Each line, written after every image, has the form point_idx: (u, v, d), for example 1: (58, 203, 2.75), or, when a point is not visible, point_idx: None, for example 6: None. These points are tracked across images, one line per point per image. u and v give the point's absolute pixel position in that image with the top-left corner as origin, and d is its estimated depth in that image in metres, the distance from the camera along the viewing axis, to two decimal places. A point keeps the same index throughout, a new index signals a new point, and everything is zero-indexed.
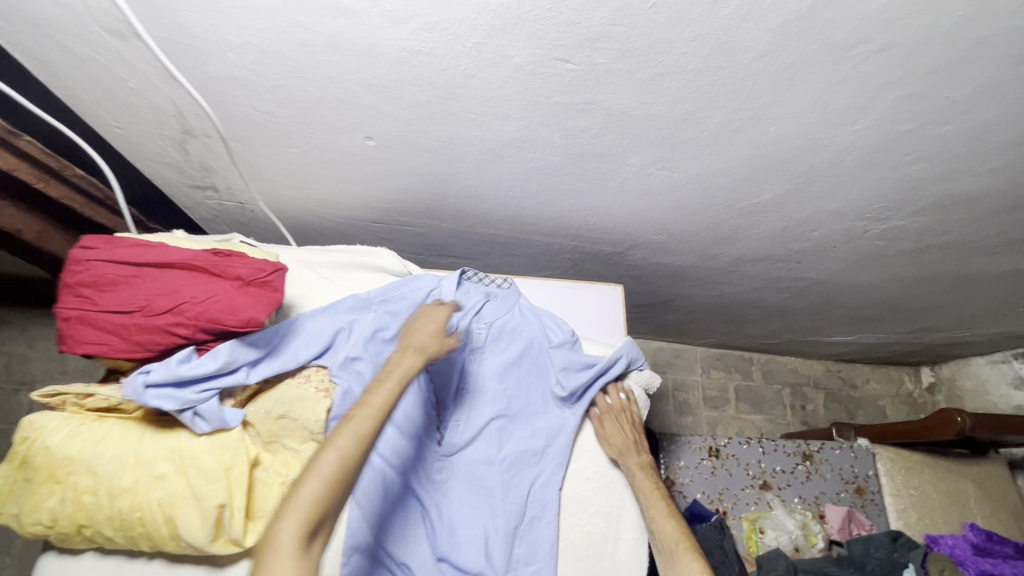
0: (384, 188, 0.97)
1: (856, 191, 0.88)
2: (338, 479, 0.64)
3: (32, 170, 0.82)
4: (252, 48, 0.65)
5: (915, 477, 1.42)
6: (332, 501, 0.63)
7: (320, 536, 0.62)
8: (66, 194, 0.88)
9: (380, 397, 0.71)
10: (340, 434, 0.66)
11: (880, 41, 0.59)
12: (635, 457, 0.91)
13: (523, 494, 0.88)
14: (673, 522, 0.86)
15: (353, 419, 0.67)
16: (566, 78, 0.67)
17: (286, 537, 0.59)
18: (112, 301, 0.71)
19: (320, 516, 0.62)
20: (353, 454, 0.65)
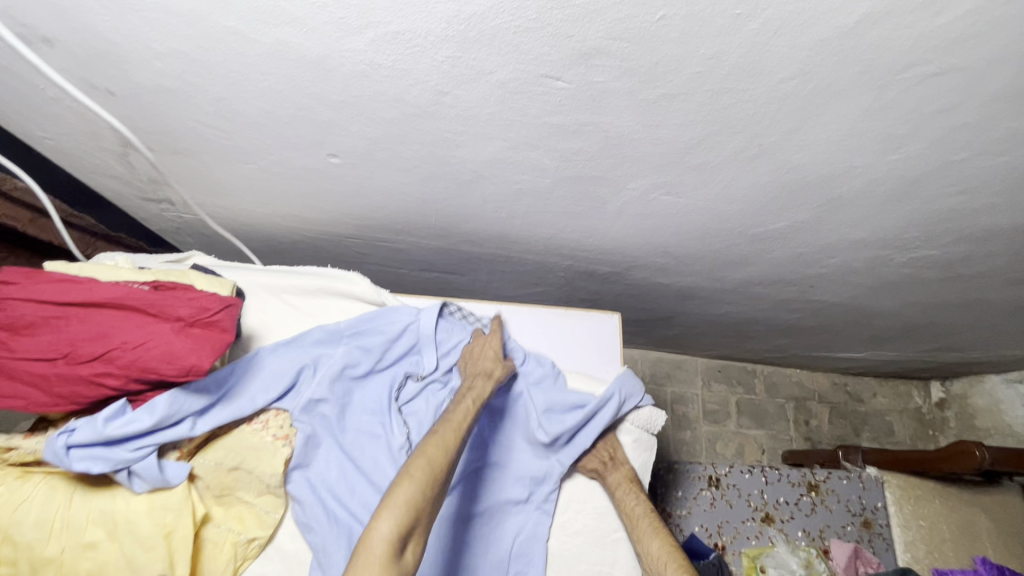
0: (356, 205, 0.87)
1: (885, 220, 0.78)
2: (428, 476, 0.61)
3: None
4: (184, 56, 0.55)
5: (925, 508, 1.34)
6: (426, 505, 0.60)
7: (413, 541, 0.57)
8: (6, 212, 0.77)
9: (461, 415, 0.71)
10: (429, 444, 0.65)
11: (937, 65, 0.49)
12: (617, 474, 0.83)
13: (506, 549, 0.81)
14: (662, 540, 0.76)
15: (438, 432, 0.67)
16: (557, 97, 0.56)
17: (378, 540, 0.55)
18: (29, 347, 0.61)
19: (415, 518, 0.58)
20: (442, 460, 0.64)
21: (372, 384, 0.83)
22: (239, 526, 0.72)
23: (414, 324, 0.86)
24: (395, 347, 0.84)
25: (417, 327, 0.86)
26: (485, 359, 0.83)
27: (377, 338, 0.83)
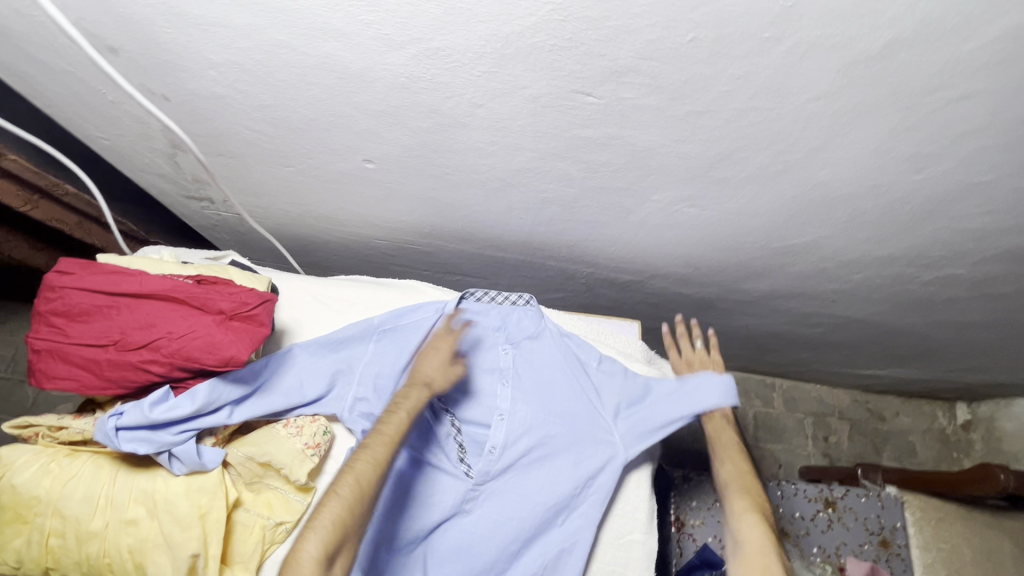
0: (388, 209, 0.90)
1: (910, 238, 0.78)
2: (355, 497, 0.65)
3: (18, 192, 0.81)
4: (237, 66, 0.59)
5: (946, 530, 1.32)
6: (354, 520, 0.65)
7: (339, 557, 0.63)
8: (56, 215, 0.88)
9: (393, 425, 0.74)
10: (359, 459, 0.69)
11: (965, 88, 0.49)
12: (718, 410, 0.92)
13: (557, 527, 0.83)
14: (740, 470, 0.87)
15: (368, 447, 0.70)
16: (587, 112, 0.58)
17: (307, 562, 0.60)
18: (84, 333, 0.66)
19: (341, 537, 0.63)
20: (370, 476, 0.68)
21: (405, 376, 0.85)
22: (268, 511, 0.75)
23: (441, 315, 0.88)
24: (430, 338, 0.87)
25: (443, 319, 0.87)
26: (428, 364, 0.83)
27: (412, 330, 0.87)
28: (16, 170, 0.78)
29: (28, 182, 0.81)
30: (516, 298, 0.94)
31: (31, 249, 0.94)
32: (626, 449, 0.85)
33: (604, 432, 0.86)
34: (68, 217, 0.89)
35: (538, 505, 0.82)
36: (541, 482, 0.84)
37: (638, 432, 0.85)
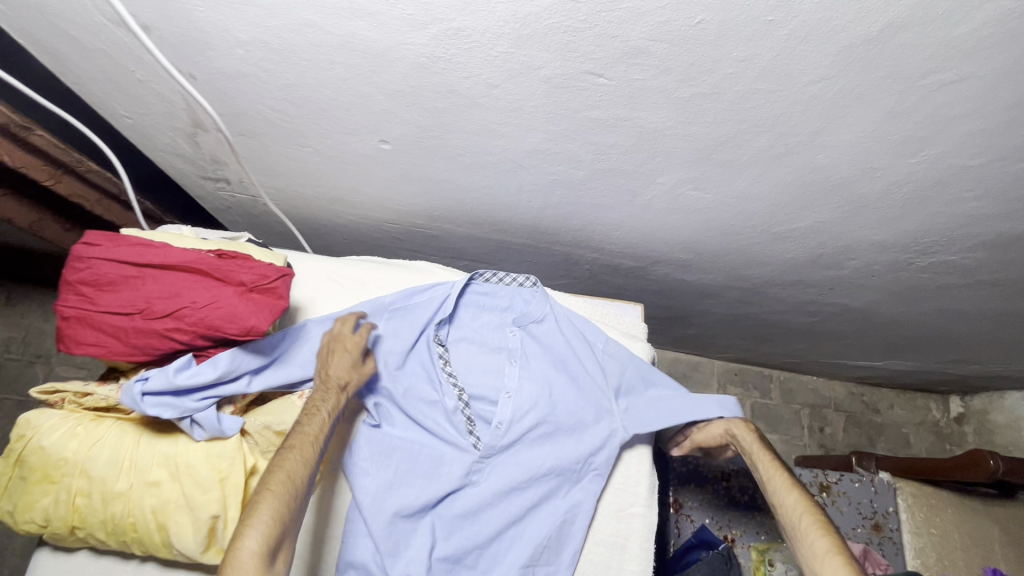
0: (399, 191, 0.93)
1: (905, 223, 0.81)
2: (290, 490, 0.63)
3: (44, 168, 0.84)
4: (263, 45, 0.62)
5: (937, 516, 1.35)
6: (291, 515, 0.63)
7: (280, 551, 0.61)
8: (77, 190, 0.91)
9: (318, 424, 0.70)
10: (287, 458, 0.65)
11: (957, 72, 0.52)
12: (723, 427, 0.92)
13: (556, 497, 0.86)
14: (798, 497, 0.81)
15: (295, 447, 0.67)
16: (598, 93, 0.61)
17: (247, 557, 0.58)
18: (111, 302, 0.69)
19: (281, 529, 0.61)
20: (302, 472, 0.65)
21: (416, 351, 0.90)
22: None
23: (451, 294, 0.91)
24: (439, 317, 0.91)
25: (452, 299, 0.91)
26: (343, 361, 0.78)
27: (423, 307, 0.90)
28: (46, 149, 0.81)
29: (55, 160, 0.84)
30: (520, 279, 0.96)
31: (61, 230, 1.02)
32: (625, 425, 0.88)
33: (606, 410, 0.89)
34: (89, 194, 0.93)
35: (539, 476, 0.86)
36: (544, 455, 0.86)
37: (639, 412, 0.89)
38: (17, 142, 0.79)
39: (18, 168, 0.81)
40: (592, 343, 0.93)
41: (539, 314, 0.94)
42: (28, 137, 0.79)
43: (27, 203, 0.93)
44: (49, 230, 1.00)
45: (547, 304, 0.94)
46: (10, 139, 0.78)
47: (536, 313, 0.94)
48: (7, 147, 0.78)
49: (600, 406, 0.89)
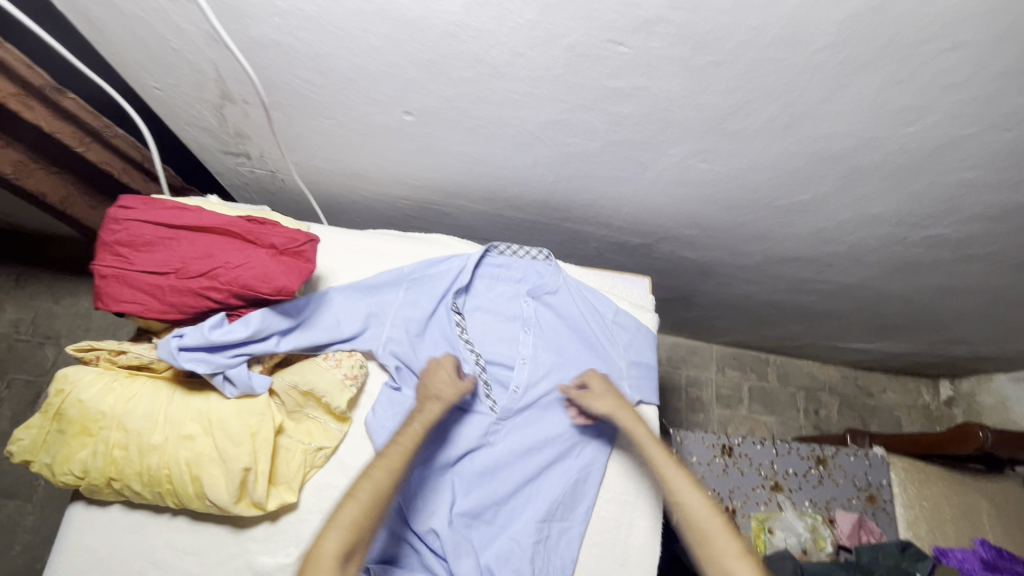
0: (417, 165, 0.96)
1: (901, 195, 0.86)
2: (372, 501, 0.69)
3: (75, 133, 0.89)
4: (300, 13, 0.65)
5: (928, 490, 1.40)
6: (369, 522, 0.68)
7: (356, 554, 0.66)
8: (104, 158, 0.97)
9: (409, 436, 0.77)
10: (376, 467, 0.72)
11: (952, 40, 0.57)
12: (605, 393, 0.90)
13: (570, 457, 0.89)
14: (702, 498, 0.78)
15: (384, 457, 0.74)
16: (618, 61, 0.65)
17: (325, 558, 0.63)
18: (148, 262, 0.72)
19: (358, 537, 0.66)
20: (386, 483, 0.71)
21: (437, 320, 0.93)
22: (308, 438, 0.81)
23: (468, 265, 0.95)
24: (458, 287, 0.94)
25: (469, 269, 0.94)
26: (444, 378, 0.86)
27: (442, 277, 0.94)
28: (75, 112, 0.87)
29: (83, 124, 0.89)
30: (534, 253, 1.00)
31: (87, 206, 1.09)
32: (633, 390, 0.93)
33: (616, 375, 0.94)
34: (115, 162, 0.99)
35: (555, 437, 0.90)
36: (557, 419, 0.91)
37: (644, 380, 0.95)
38: (49, 106, 0.84)
39: (49, 132, 0.86)
40: (603, 313, 0.97)
41: (553, 285, 0.97)
42: (60, 99, 0.84)
43: (59, 176, 1.00)
44: (78, 206, 1.07)
45: (560, 274, 0.97)
46: (43, 104, 0.83)
47: (550, 284, 0.97)
48: (40, 111, 0.83)
49: (611, 371, 0.94)
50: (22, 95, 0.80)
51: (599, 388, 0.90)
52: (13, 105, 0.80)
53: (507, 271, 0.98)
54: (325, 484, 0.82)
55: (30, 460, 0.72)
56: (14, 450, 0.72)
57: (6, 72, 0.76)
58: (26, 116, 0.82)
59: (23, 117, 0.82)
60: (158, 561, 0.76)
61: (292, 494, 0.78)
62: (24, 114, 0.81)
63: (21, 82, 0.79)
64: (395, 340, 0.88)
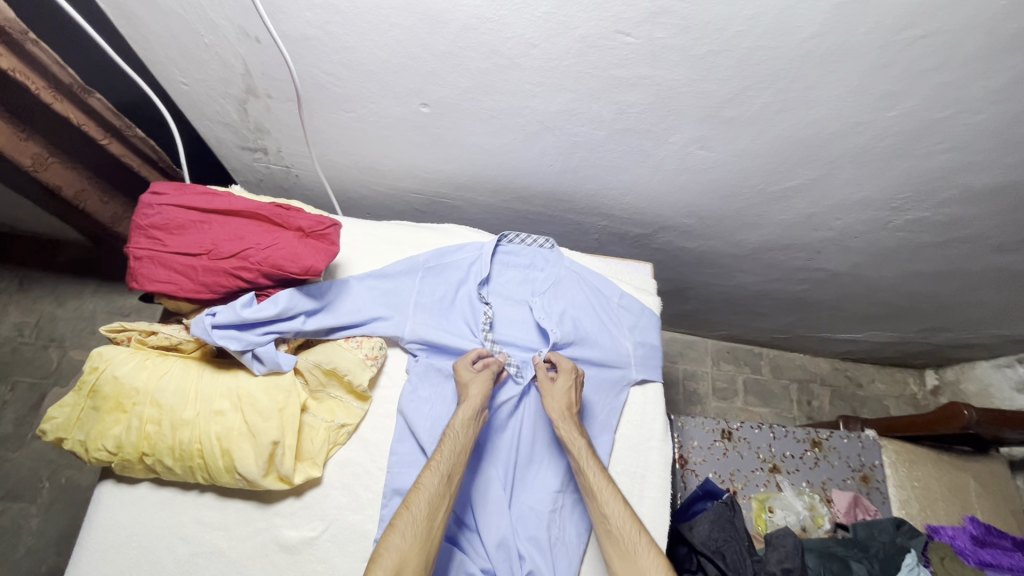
0: (429, 157, 1.00)
1: (884, 179, 0.92)
2: (412, 533, 0.71)
3: (99, 128, 0.94)
4: (331, 8, 0.70)
5: (919, 471, 1.46)
6: (414, 557, 0.70)
7: None
8: (125, 152, 1.01)
9: (446, 458, 0.78)
10: (413, 500, 0.74)
11: (925, 27, 0.63)
12: (567, 380, 0.90)
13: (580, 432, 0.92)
14: (625, 508, 0.79)
15: (421, 487, 0.75)
16: (625, 51, 0.71)
17: None
18: (180, 244, 0.75)
19: (400, 570, 0.68)
20: (426, 514, 0.73)
21: (457, 305, 0.97)
22: (331, 416, 0.84)
23: (483, 253, 1.00)
24: (474, 274, 0.99)
25: (485, 257, 0.99)
26: (483, 382, 0.87)
27: (458, 265, 0.99)
28: (102, 110, 0.90)
29: (107, 120, 0.93)
30: (540, 241, 1.05)
31: (100, 201, 1.11)
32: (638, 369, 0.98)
33: (624, 355, 0.99)
34: (134, 157, 1.03)
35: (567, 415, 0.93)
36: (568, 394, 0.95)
37: (648, 359, 1.00)
38: (77, 102, 0.87)
39: (76, 125, 0.90)
40: (609, 296, 1.03)
41: (559, 272, 1.03)
42: (87, 98, 0.87)
43: (75, 171, 1.03)
44: (90, 201, 1.09)
45: (565, 261, 1.03)
46: (72, 99, 0.87)
47: (557, 271, 1.03)
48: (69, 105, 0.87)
49: (619, 351, 0.99)
50: (53, 90, 0.84)
51: (564, 385, 0.90)
52: (44, 98, 0.83)
53: (519, 259, 1.03)
54: (347, 459, 0.84)
55: (64, 438, 0.74)
56: (48, 429, 0.74)
57: (40, 69, 0.80)
58: (56, 108, 0.85)
59: (53, 109, 0.85)
60: (187, 536, 0.78)
61: (317, 469, 0.80)
62: (55, 107, 0.85)
63: (53, 80, 0.82)
64: (418, 321, 0.92)
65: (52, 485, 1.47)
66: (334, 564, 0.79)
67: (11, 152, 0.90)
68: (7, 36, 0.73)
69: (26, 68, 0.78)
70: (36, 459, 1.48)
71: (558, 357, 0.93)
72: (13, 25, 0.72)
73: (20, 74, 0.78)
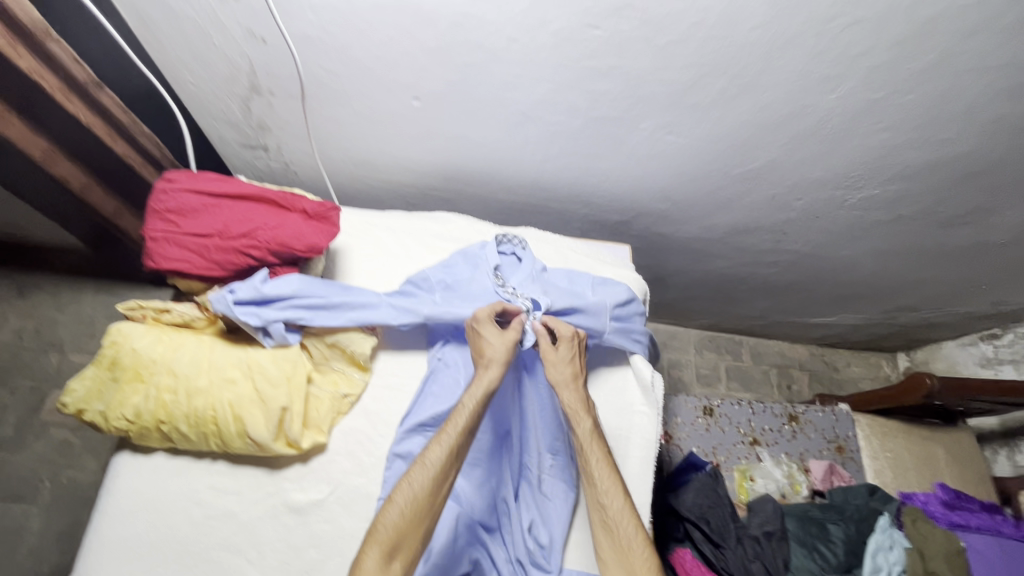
0: (419, 150, 1.08)
1: (835, 159, 1.02)
2: (409, 507, 0.74)
3: (107, 130, 0.98)
4: (330, 8, 0.78)
5: (890, 441, 1.54)
6: (408, 530, 0.73)
7: (401, 553, 0.72)
8: (130, 155, 1.05)
9: (454, 430, 0.80)
10: (414, 476, 0.76)
11: (852, 16, 0.73)
12: (570, 347, 0.93)
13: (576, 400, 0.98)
14: (623, 499, 0.83)
15: (421, 465, 0.77)
16: (595, 43, 0.80)
17: (369, 564, 0.69)
18: (194, 225, 0.82)
19: (394, 540, 0.72)
20: (424, 489, 0.76)
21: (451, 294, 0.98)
22: (335, 387, 0.90)
23: (480, 259, 1.03)
24: (484, 273, 1.01)
25: (484, 260, 1.03)
26: (499, 348, 0.87)
27: (463, 269, 1.02)
28: (110, 108, 0.95)
29: (116, 120, 0.98)
30: (515, 242, 1.08)
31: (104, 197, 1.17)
32: (617, 337, 1.01)
33: (600, 330, 1.00)
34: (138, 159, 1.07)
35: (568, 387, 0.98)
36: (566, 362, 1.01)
37: (627, 330, 1.03)
38: (88, 100, 0.92)
39: (86, 125, 0.94)
40: (583, 292, 1.04)
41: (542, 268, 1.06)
42: (99, 95, 0.92)
43: (82, 166, 1.06)
44: (95, 194, 1.12)
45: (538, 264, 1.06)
46: (83, 99, 0.91)
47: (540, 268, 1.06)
48: (80, 105, 0.92)
49: (595, 326, 1.00)
50: (66, 89, 0.88)
51: (566, 352, 0.92)
52: (57, 98, 0.87)
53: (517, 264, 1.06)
54: (350, 427, 0.90)
55: (83, 409, 0.79)
56: (68, 401, 0.79)
57: (56, 69, 0.85)
58: (69, 109, 0.90)
59: (65, 109, 0.89)
60: (201, 501, 0.83)
61: (323, 435, 0.86)
62: (67, 107, 0.89)
63: (67, 79, 0.87)
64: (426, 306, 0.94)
65: (55, 484, 1.47)
66: (342, 523, 0.84)
67: (23, 145, 0.93)
68: (29, 34, 0.78)
69: (42, 69, 0.83)
70: (36, 461, 1.48)
71: (558, 323, 0.94)
72: (36, 23, 0.78)
73: (36, 75, 0.82)
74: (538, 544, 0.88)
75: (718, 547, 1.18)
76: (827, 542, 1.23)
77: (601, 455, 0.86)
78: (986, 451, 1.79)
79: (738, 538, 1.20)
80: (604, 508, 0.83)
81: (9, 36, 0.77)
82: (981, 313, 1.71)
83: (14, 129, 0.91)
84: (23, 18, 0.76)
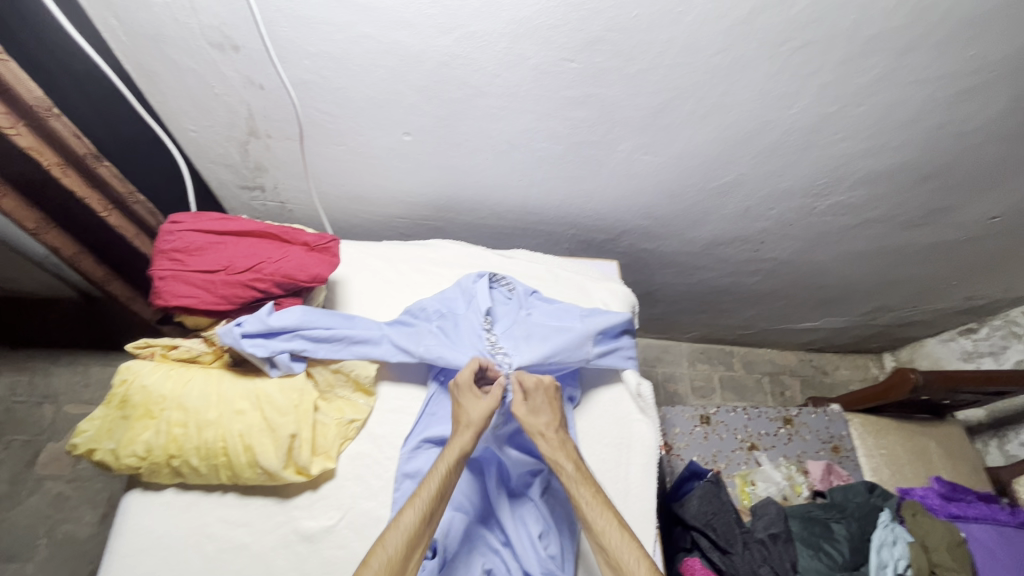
0: (410, 181, 1.13)
1: (801, 168, 1.09)
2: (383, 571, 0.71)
3: (100, 200, 1.05)
4: (326, 55, 0.84)
5: (883, 438, 1.57)
6: None
7: None
8: (122, 223, 1.12)
9: (428, 487, 0.78)
10: (388, 535, 0.73)
11: (800, 40, 0.81)
12: (543, 395, 0.92)
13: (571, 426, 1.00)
14: (620, 531, 0.80)
15: (398, 523, 0.75)
16: (570, 75, 0.87)
17: None
18: (200, 263, 0.86)
19: None
20: (399, 548, 0.73)
21: (442, 329, 1.00)
22: (340, 414, 0.92)
23: (474, 295, 1.06)
24: (477, 310, 1.04)
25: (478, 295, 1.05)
26: (478, 409, 0.88)
27: (460, 304, 1.05)
28: (106, 179, 1.03)
29: (111, 190, 1.05)
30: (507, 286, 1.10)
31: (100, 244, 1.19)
32: (600, 358, 1.03)
33: (584, 360, 1.00)
34: (130, 227, 1.14)
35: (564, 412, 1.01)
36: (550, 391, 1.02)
37: (610, 354, 1.05)
38: (84, 172, 0.99)
39: (79, 196, 1.01)
40: (572, 324, 1.03)
41: (530, 307, 1.08)
42: (97, 166, 0.99)
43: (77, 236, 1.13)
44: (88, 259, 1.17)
45: (525, 301, 1.08)
46: (80, 171, 0.98)
47: (529, 305, 1.08)
48: (75, 177, 0.99)
49: (579, 356, 1.00)
50: (63, 164, 0.95)
51: (538, 402, 0.92)
52: (56, 170, 0.95)
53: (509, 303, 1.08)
54: (356, 451, 0.91)
55: (94, 449, 0.80)
56: (78, 442, 0.80)
57: (56, 143, 0.92)
58: (64, 181, 0.97)
59: (61, 181, 0.97)
60: (212, 534, 0.83)
61: (332, 461, 0.88)
62: (63, 179, 0.96)
63: (67, 152, 0.94)
64: (427, 344, 0.96)
65: (50, 542, 1.27)
66: (354, 548, 0.84)
67: (14, 216, 1.01)
68: (33, 112, 0.86)
69: (42, 145, 0.91)
70: (29, 519, 1.28)
71: (523, 375, 0.94)
72: (42, 103, 0.85)
73: (34, 150, 0.90)
74: (549, 553, 0.89)
75: (726, 554, 1.17)
76: (832, 541, 1.22)
77: (593, 494, 0.84)
78: (977, 444, 1.84)
79: (745, 542, 1.19)
80: (603, 546, 0.80)
81: (10, 117, 0.85)
82: (956, 309, 1.78)
83: (8, 203, 0.99)
84: (26, 96, 0.83)
